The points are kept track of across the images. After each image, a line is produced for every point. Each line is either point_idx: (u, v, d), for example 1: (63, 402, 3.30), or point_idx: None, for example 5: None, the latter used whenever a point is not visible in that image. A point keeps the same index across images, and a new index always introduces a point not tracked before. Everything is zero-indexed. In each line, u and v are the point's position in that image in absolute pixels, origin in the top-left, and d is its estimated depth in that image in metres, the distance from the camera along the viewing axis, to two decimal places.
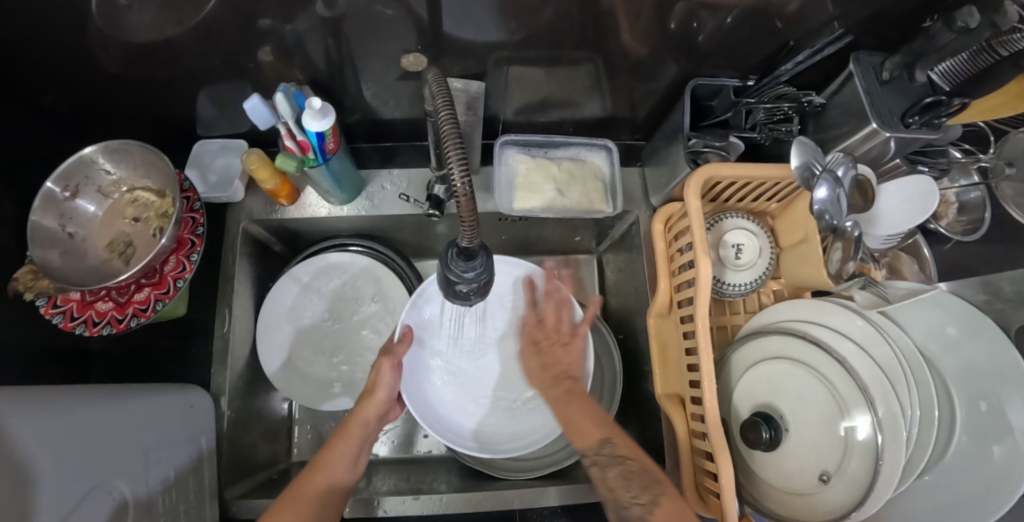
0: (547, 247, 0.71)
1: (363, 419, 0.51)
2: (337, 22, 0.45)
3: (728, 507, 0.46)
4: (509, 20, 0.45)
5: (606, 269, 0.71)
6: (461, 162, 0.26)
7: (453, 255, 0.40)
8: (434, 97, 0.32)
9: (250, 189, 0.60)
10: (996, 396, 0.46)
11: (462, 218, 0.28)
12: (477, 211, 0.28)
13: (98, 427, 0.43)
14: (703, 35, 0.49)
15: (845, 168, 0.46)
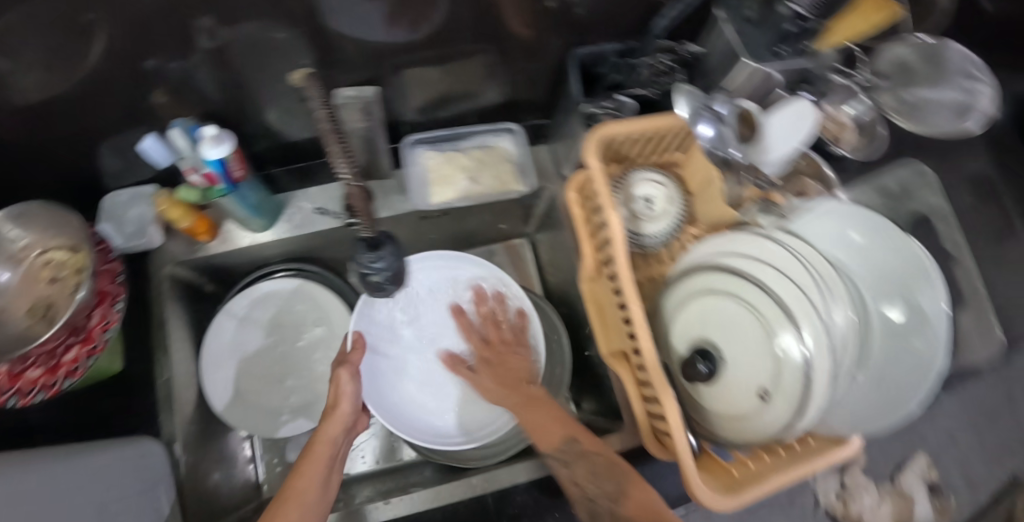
0: (479, 239, 0.73)
1: (329, 437, 0.50)
2: (222, 52, 0.47)
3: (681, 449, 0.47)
4: (386, 23, 0.47)
5: (539, 248, 0.73)
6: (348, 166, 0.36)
7: (361, 251, 0.42)
8: (317, 104, 0.36)
9: (170, 233, 0.61)
10: (908, 292, 0.49)
11: (354, 206, 0.38)
12: (366, 198, 0.38)
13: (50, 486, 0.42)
14: (580, 7, 0.51)
15: (726, 107, 0.49)
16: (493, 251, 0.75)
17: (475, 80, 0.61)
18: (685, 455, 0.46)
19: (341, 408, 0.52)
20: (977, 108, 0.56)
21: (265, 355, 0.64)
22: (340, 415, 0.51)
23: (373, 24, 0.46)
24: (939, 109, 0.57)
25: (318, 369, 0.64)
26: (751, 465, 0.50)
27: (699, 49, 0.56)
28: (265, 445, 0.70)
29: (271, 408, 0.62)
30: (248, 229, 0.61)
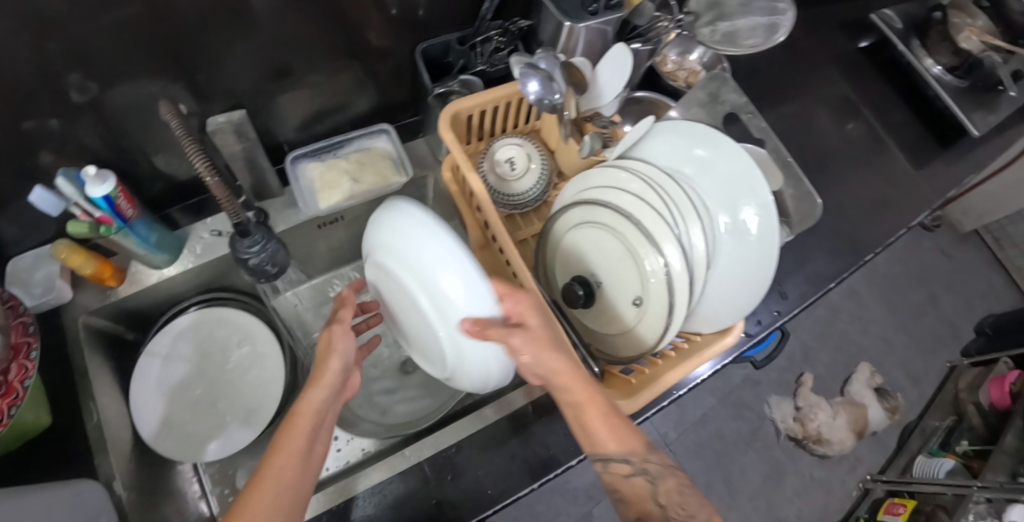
0: None
1: (313, 404, 0.45)
2: (98, 103, 0.51)
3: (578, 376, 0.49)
4: (234, 40, 0.52)
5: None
6: (201, 156, 0.42)
7: (237, 239, 0.48)
8: (178, 129, 0.44)
9: (79, 286, 0.63)
10: (750, 190, 0.51)
11: (221, 199, 0.43)
12: (224, 186, 0.43)
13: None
14: (422, 9, 0.60)
15: (548, 62, 0.54)
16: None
17: (341, 88, 0.67)
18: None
19: (327, 375, 0.47)
20: (784, 23, 0.64)
21: (192, 386, 0.66)
22: (327, 375, 0.47)
23: (234, 50, 0.53)
24: (750, 33, 0.65)
25: (246, 388, 0.67)
26: (647, 370, 0.54)
27: (528, 22, 0.61)
28: (213, 478, 0.69)
29: (202, 434, 0.64)
30: (153, 266, 0.65)
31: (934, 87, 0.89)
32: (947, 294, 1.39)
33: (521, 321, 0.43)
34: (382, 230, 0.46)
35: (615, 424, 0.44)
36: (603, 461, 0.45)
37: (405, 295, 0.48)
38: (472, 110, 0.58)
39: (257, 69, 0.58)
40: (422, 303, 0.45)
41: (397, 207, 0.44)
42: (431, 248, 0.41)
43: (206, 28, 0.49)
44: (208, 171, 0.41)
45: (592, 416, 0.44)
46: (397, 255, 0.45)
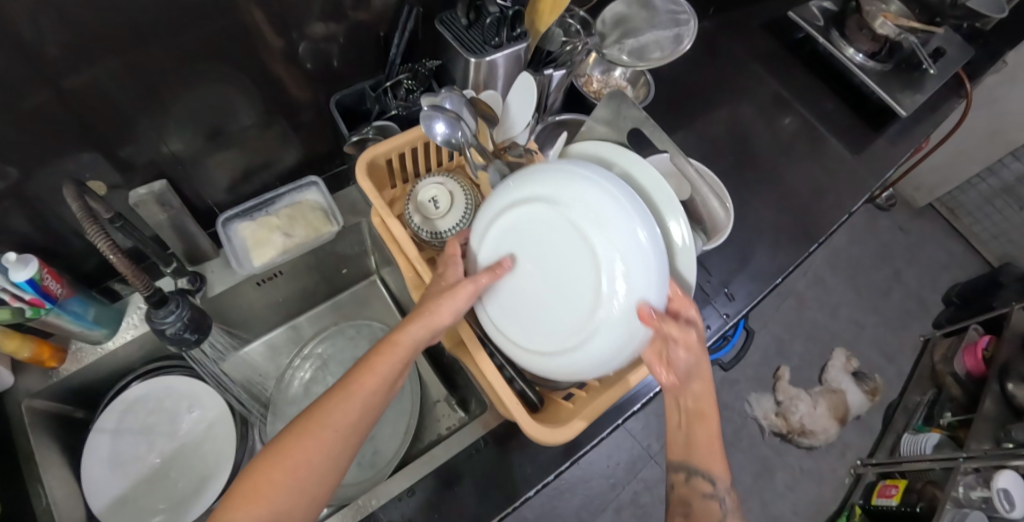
0: (333, 287, 0.78)
1: (411, 338, 0.44)
2: (16, 188, 0.51)
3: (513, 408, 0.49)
4: (146, 113, 0.53)
5: (388, 280, 0.79)
6: (107, 239, 0.42)
7: (154, 310, 0.49)
8: (76, 207, 0.44)
9: (19, 370, 0.61)
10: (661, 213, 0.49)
11: (127, 275, 0.44)
12: (133, 264, 0.44)
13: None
14: (336, 60, 0.62)
15: (454, 101, 0.56)
16: (349, 295, 0.81)
17: (267, 145, 0.68)
18: (511, 405, 0.48)
19: (403, 344, 0.44)
20: (687, 33, 0.65)
21: (141, 457, 0.65)
22: (433, 319, 0.44)
23: (153, 123, 0.54)
24: (656, 47, 0.66)
25: (196, 455, 0.66)
26: (585, 393, 0.54)
27: (437, 62, 0.63)
28: None
29: (152, 504, 0.63)
30: (94, 342, 0.65)
31: (859, 73, 0.91)
32: (910, 268, 1.41)
33: (682, 317, 0.46)
34: (539, 184, 0.45)
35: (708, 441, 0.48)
36: (688, 478, 0.47)
37: (525, 280, 0.46)
38: (388, 155, 0.58)
39: (180, 138, 0.59)
40: (541, 282, 0.45)
41: (571, 169, 0.43)
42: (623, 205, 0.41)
43: (117, 106, 0.50)
44: (115, 253, 0.42)
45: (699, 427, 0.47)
46: (566, 208, 0.43)
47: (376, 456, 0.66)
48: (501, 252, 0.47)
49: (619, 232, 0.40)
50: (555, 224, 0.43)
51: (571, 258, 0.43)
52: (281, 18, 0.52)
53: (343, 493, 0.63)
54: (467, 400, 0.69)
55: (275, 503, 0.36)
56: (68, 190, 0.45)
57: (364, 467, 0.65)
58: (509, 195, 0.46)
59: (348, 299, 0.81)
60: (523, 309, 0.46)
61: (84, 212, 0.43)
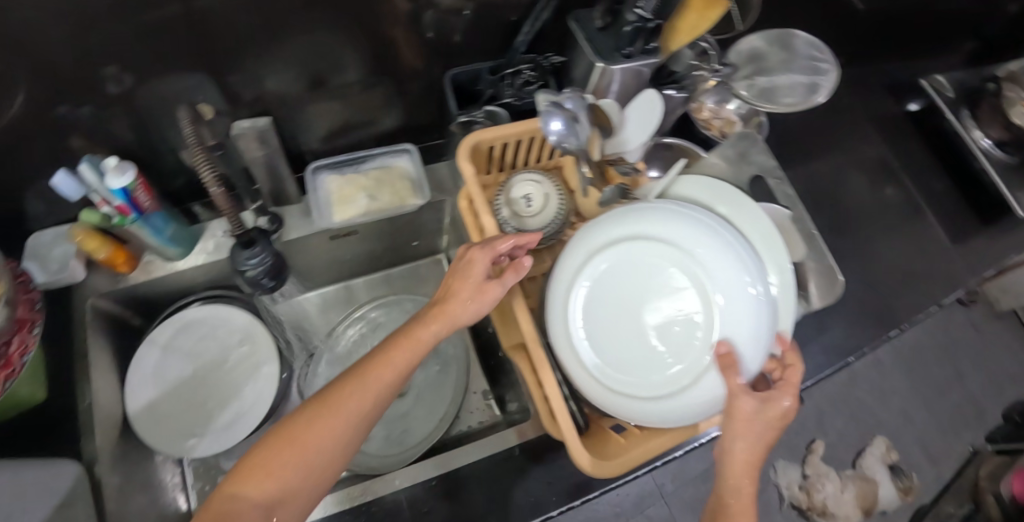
0: (400, 258, 0.79)
1: (422, 336, 0.43)
2: (127, 96, 0.52)
3: (563, 426, 0.48)
4: (271, 51, 0.53)
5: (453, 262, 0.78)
6: (210, 169, 0.42)
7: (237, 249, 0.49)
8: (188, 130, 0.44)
9: (93, 267, 0.63)
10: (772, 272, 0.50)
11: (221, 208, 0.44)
12: (226, 196, 0.44)
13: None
14: (456, 34, 0.61)
15: (574, 101, 0.54)
16: (410, 268, 0.81)
17: (371, 106, 0.68)
18: (565, 424, 0.47)
19: (422, 339, 0.44)
20: (824, 85, 0.63)
21: (182, 379, 0.66)
22: (447, 316, 0.44)
23: (276, 61, 0.55)
24: (788, 91, 0.63)
25: (235, 387, 0.66)
26: (638, 431, 0.52)
27: (561, 59, 0.62)
28: (195, 473, 0.70)
29: (185, 427, 0.63)
30: (166, 258, 0.65)
31: (982, 162, 0.85)
32: (975, 371, 1.33)
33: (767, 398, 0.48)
34: (669, 227, 0.51)
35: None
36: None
37: (626, 305, 0.51)
38: (493, 142, 0.57)
39: (296, 80, 0.59)
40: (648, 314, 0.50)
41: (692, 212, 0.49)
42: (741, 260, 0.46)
43: (236, 37, 0.50)
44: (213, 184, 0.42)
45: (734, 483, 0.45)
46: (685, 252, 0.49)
47: (405, 434, 0.65)
48: (603, 278, 0.52)
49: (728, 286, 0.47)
50: (667, 264, 0.50)
51: (672, 298, 0.50)
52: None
53: (369, 463, 0.62)
54: (506, 400, 0.68)
55: (276, 481, 0.36)
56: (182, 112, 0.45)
57: (392, 442, 0.64)
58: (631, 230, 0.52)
59: (411, 270, 0.81)
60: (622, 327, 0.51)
61: (194, 137, 0.43)
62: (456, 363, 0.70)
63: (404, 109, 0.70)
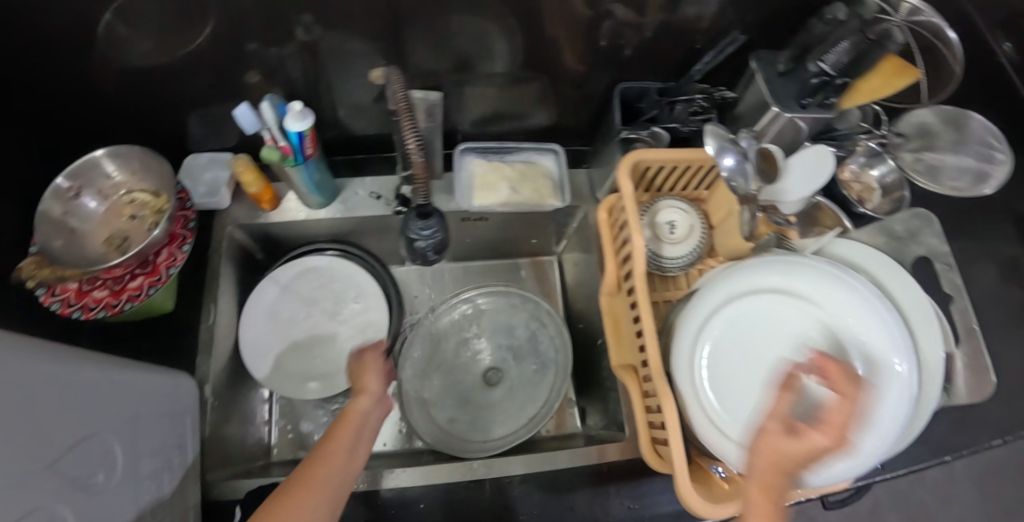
0: (515, 251, 0.79)
1: (362, 408, 0.49)
2: (312, 44, 0.56)
3: (676, 455, 0.49)
4: (460, 31, 0.57)
5: (566, 268, 0.79)
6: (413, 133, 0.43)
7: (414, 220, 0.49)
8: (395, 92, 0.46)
9: (236, 198, 0.66)
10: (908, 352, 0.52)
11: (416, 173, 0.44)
12: (424, 166, 0.44)
13: (64, 384, 0.41)
14: (628, 49, 0.62)
15: (749, 142, 0.55)
16: (523, 264, 0.81)
17: (527, 103, 0.70)
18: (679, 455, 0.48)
19: (355, 411, 0.49)
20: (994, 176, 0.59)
21: (297, 323, 0.69)
22: (367, 394, 0.51)
23: (461, 40, 0.58)
24: (955, 172, 0.61)
25: (345, 338, 0.69)
26: (744, 480, 0.52)
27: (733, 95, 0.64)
28: (282, 410, 0.73)
29: (301, 371, 0.67)
30: (307, 204, 0.66)
31: None
32: None
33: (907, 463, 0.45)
34: (816, 286, 0.51)
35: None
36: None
37: (758, 352, 0.51)
38: (650, 163, 0.58)
39: (471, 63, 0.62)
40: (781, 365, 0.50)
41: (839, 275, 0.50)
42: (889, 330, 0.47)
43: (422, 9, 0.53)
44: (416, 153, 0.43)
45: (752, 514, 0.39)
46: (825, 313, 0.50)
47: (489, 425, 0.68)
48: (738, 322, 0.52)
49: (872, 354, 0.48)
50: (807, 322, 0.51)
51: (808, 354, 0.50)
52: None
53: (450, 444, 0.66)
54: (596, 414, 0.68)
55: None
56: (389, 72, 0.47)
57: (474, 429, 0.67)
58: (774, 278, 0.52)
59: (521, 266, 0.81)
60: (749, 374, 0.50)
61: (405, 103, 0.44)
62: (554, 367, 0.70)
63: (556, 111, 0.71)
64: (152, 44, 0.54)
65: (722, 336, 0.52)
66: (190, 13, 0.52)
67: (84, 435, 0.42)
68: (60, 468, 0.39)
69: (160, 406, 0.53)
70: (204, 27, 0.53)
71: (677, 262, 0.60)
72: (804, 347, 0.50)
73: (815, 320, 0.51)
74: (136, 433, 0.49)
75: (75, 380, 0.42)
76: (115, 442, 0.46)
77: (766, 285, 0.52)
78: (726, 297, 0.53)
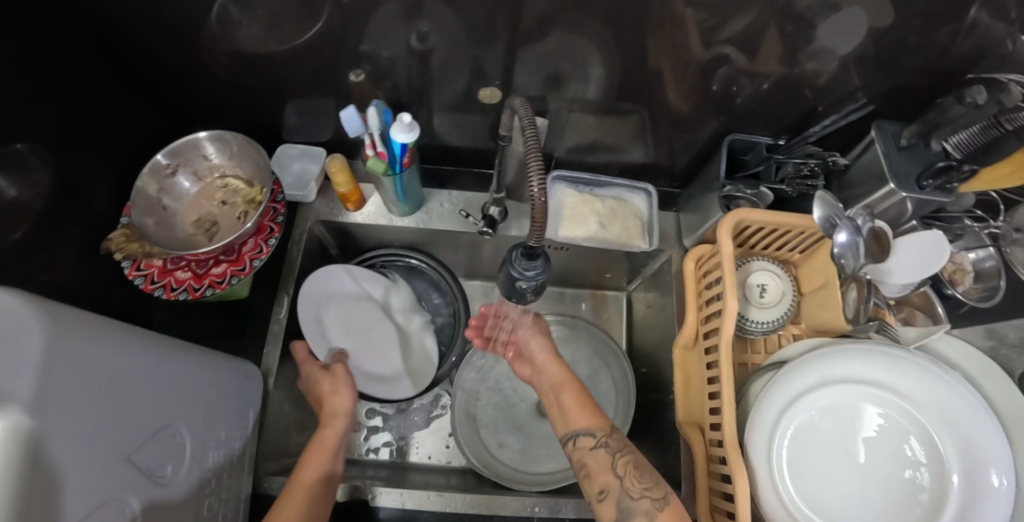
0: (581, 281, 0.82)
1: (336, 424, 0.56)
2: (425, 56, 0.56)
3: None
4: (577, 64, 0.56)
5: (636, 304, 0.80)
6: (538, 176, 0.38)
7: (517, 257, 0.43)
8: (521, 118, 0.43)
9: (323, 193, 0.70)
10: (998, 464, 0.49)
11: (535, 218, 0.40)
12: (546, 209, 0.39)
13: (147, 371, 0.41)
14: (741, 98, 0.60)
15: (863, 220, 0.53)
16: (585, 296, 0.83)
17: (625, 138, 0.69)
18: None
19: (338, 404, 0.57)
20: None
21: (369, 327, 0.69)
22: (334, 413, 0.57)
23: (577, 71, 0.57)
24: None
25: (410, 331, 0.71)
26: None
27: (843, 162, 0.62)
28: None
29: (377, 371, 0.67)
30: (390, 211, 0.70)
31: None
32: None
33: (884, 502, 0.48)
34: (915, 384, 0.49)
35: (584, 405, 0.54)
36: (573, 438, 0.52)
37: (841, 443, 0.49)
38: (752, 223, 0.58)
39: (579, 92, 0.61)
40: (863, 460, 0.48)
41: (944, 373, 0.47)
42: (993, 441, 0.44)
43: (541, 30, 0.51)
44: (539, 187, 0.38)
45: (567, 395, 0.56)
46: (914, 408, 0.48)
47: (538, 458, 0.69)
48: (822, 404, 0.49)
49: (967, 463, 0.45)
50: (897, 418, 0.49)
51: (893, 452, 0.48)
52: (713, 33, 0.51)
53: (495, 469, 0.67)
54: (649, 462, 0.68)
55: None
56: (513, 100, 0.46)
57: (523, 459, 0.69)
58: (873, 368, 0.50)
59: (583, 300, 0.83)
60: (830, 465, 0.48)
61: (533, 137, 0.40)
62: (613, 409, 0.70)
63: (653, 151, 0.70)
64: (262, 32, 0.54)
65: (810, 421, 0.49)
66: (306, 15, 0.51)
67: (160, 425, 0.42)
68: (137, 457, 0.39)
69: (228, 394, 0.53)
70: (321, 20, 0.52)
71: (764, 326, 0.59)
72: (882, 439, 0.49)
73: (907, 419, 0.49)
74: (204, 420, 0.49)
75: (156, 368, 0.42)
76: (186, 431, 0.46)
77: (863, 376, 0.50)
78: (820, 381, 0.50)
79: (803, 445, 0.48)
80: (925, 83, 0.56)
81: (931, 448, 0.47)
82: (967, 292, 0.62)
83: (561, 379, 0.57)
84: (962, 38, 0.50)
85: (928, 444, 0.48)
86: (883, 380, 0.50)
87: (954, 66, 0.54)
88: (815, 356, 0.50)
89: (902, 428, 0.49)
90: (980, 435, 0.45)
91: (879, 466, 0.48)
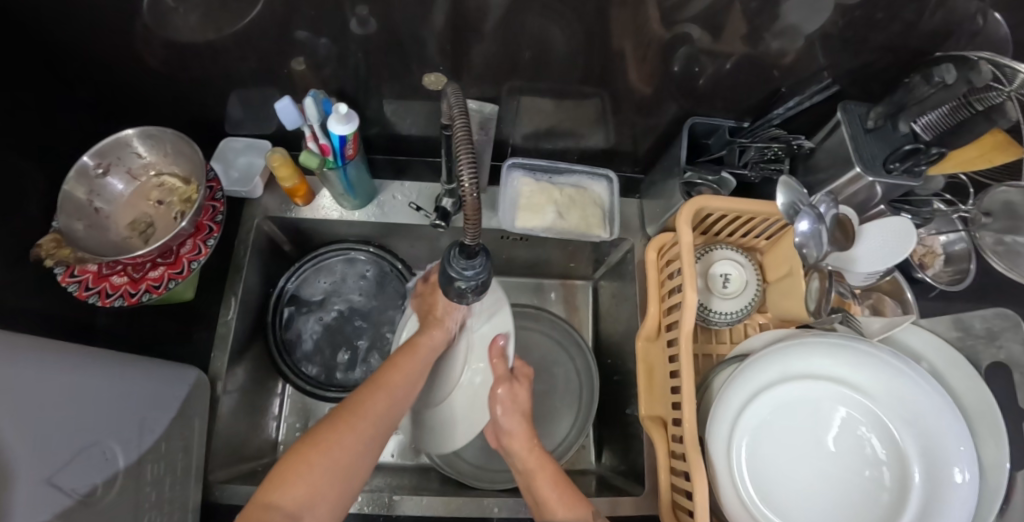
0: (547, 271, 0.79)
1: (428, 344, 0.54)
2: (367, 40, 0.52)
3: None
4: (530, 47, 0.53)
5: (601, 294, 0.78)
6: (471, 169, 0.36)
7: (455, 255, 0.41)
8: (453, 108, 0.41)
9: (271, 189, 0.68)
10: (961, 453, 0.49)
11: (468, 214, 0.37)
12: (479, 206, 0.36)
13: (65, 389, 0.39)
14: (703, 78, 0.58)
15: (825, 206, 0.51)
16: (552, 286, 0.81)
17: (586, 123, 0.67)
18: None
19: (422, 346, 0.53)
20: None
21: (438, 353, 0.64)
22: (421, 346, 0.53)
23: (530, 55, 0.54)
24: None
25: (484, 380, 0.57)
26: None
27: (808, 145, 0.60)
28: (292, 407, 0.73)
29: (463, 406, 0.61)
30: (341, 205, 0.68)
31: None
32: None
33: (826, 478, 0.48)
34: (876, 380, 0.48)
35: (564, 494, 0.48)
36: None
37: (800, 439, 0.48)
38: (712, 209, 0.55)
39: (535, 77, 0.58)
40: (823, 454, 0.48)
41: (908, 368, 0.46)
42: (955, 439, 0.44)
43: (486, 13, 0.48)
44: (469, 180, 0.35)
45: (542, 482, 0.50)
46: (873, 403, 0.48)
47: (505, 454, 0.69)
48: (782, 400, 0.48)
49: (928, 461, 0.44)
50: (859, 414, 0.48)
51: (852, 447, 0.48)
52: (674, 13, 0.48)
53: (456, 467, 0.66)
54: (615, 456, 0.67)
55: (310, 476, 0.38)
56: (449, 88, 0.43)
57: (484, 454, 0.68)
58: (832, 363, 0.49)
59: (550, 288, 0.82)
60: (789, 463, 0.47)
61: (465, 129, 0.38)
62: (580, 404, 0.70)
63: (615, 135, 0.68)
64: (190, 20, 0.50)
65: (770, 418, 0.48)
66: (232, 3, 0.47)
67: (83, 443, 0.40)
68: (60, 480, 0.37)
69: (174, 406, 0.52)
70: (252, 8, 0.48)
71: (728, 316, 0.57)
72: (842, 435, 0.48)
73: (868, 414, 0.48)
74: (141, 435, 0.47)
75: (76, 383, 0.40)
76: (118, 447, 0.43)
77: (822, 369, 0.49)
78: (781, 377, 0.48)
79: (761, 445, 0.47)
80: (893, 62, 0.54)
81: (891, 444, 0.47)
82: (937, 276, 0.61)
83: (532, 467, 0.51)
84: (930, 14, 0.47)
85: (888, 441, 0.47)
86: (842, 375, 0.49)
87: (923, 44, 0.51)
88: (776, 352, 0.48)
89: (865, 425, 0.48)
90: (942, 432, 0.44)
91: (837, 461, 0.48)
